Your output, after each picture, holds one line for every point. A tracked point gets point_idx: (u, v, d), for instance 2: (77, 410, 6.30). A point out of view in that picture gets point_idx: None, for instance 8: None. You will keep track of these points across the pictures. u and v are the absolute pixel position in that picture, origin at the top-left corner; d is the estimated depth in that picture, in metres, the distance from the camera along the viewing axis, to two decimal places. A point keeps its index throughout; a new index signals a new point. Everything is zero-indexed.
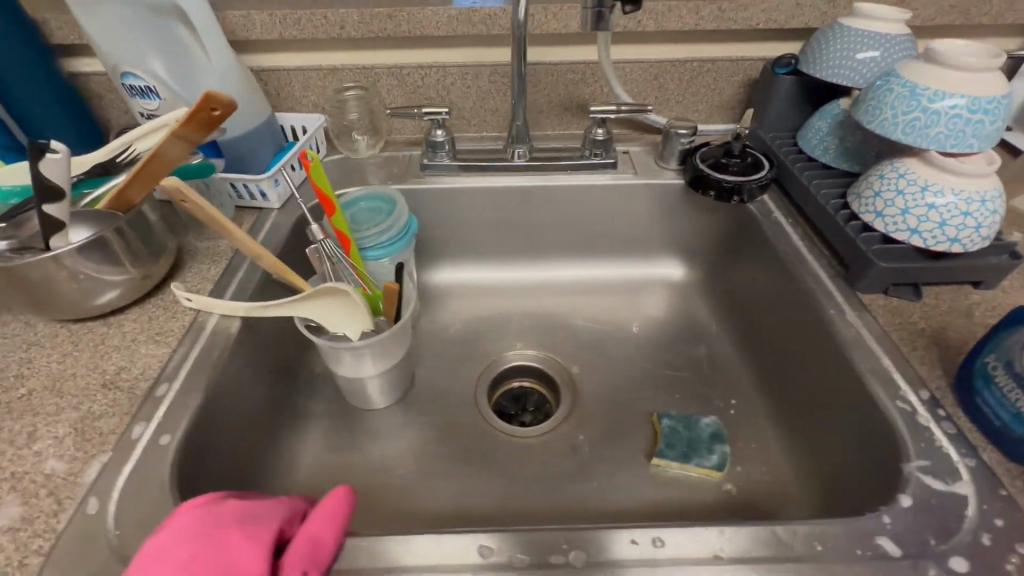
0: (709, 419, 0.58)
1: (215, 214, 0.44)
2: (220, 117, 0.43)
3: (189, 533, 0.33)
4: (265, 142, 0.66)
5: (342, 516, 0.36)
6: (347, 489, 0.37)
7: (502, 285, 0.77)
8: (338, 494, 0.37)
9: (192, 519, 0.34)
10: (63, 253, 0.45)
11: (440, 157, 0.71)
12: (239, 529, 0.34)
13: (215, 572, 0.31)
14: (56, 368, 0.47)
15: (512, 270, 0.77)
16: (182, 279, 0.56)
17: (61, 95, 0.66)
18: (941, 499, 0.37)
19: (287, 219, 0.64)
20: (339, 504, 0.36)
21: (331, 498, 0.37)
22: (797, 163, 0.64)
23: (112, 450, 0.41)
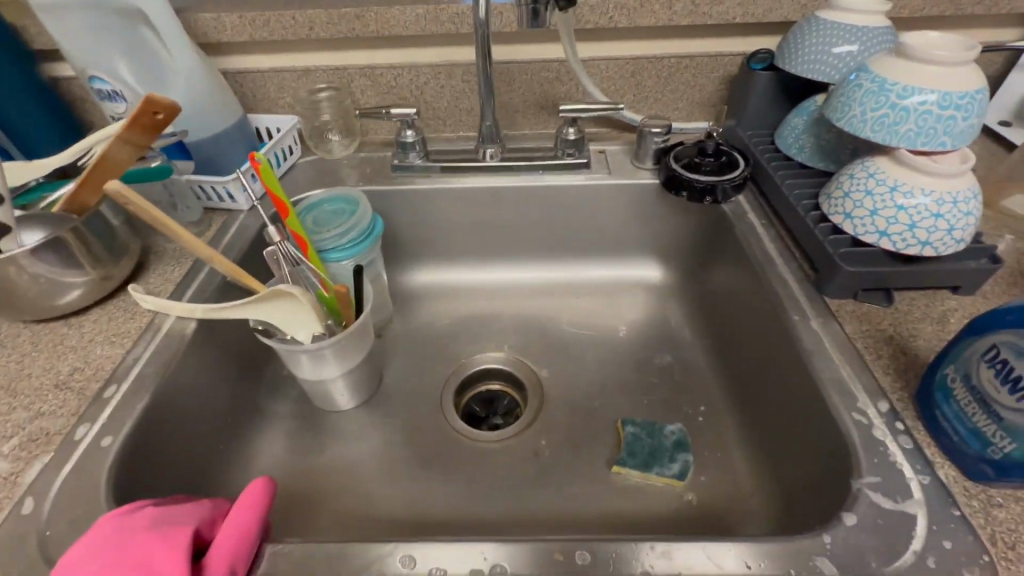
0: (674, 426, 0.56)
1: (160, 217, 0.44)
2: (164, 120, 0.44)
3: (108, 543, 0.33)
4: (235, 143, 0.66)
5: (264, 502, 0.38)
6: (266, 480, 0.40)
7: (477, 286, 0.76)
8: (258, 485, 0.39)
9: (111, 531, 0.34)
10: (18, 254, 0.45)
11: (412, 158, 0.70)
12: (160, 536, 0.34)
13: None
14: (15, 368, 0.48)
15: (487, 272, 0.76)
16: (145, 280, 0.56)
17: (42, 100, 0.68)
18: (888, 518, 0.35)
19: (255, 221, 0.64)
20: (260, 492, 0.39)
21: (252, 489, 0.39)
22: (773, 163, 0.62)
23: (55, 450, 0.41)
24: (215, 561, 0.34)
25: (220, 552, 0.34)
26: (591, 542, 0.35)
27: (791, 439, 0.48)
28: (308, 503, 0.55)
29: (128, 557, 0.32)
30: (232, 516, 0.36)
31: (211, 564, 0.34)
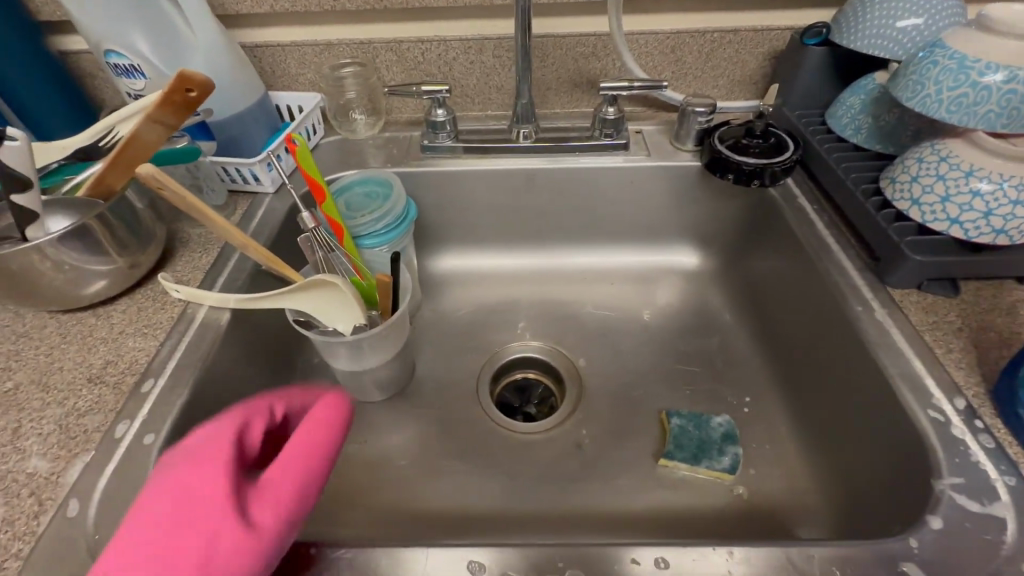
0: (721, 418, 0.55)
1: (196, 203, 0.42)
2: (197, 98, 0.41)
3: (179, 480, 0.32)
4: (258, 123, 0.63)
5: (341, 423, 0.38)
6: (334, 395, 0.40)
7: (507, 271, 0.74)
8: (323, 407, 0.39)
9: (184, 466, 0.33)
10: (44, 243, 0.43)
11: (442, 138, 0.67)
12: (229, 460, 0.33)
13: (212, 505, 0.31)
14: (44, 361, 0.46)
15: (517, 257, 0.74)
16: (172, 268, 0.54)
17: (53, 78, 0.64)
18: (976, 522, 0.34)
19: (282, 204, 0.61)
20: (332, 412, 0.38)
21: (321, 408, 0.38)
22: (825, 144, 0.59)
23: (95, 449, 0.40)
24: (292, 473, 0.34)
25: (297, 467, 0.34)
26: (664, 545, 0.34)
27: (854, 433, 0.46)
28: (348, 496, 0.54)
29: (200, 477, 0.32)
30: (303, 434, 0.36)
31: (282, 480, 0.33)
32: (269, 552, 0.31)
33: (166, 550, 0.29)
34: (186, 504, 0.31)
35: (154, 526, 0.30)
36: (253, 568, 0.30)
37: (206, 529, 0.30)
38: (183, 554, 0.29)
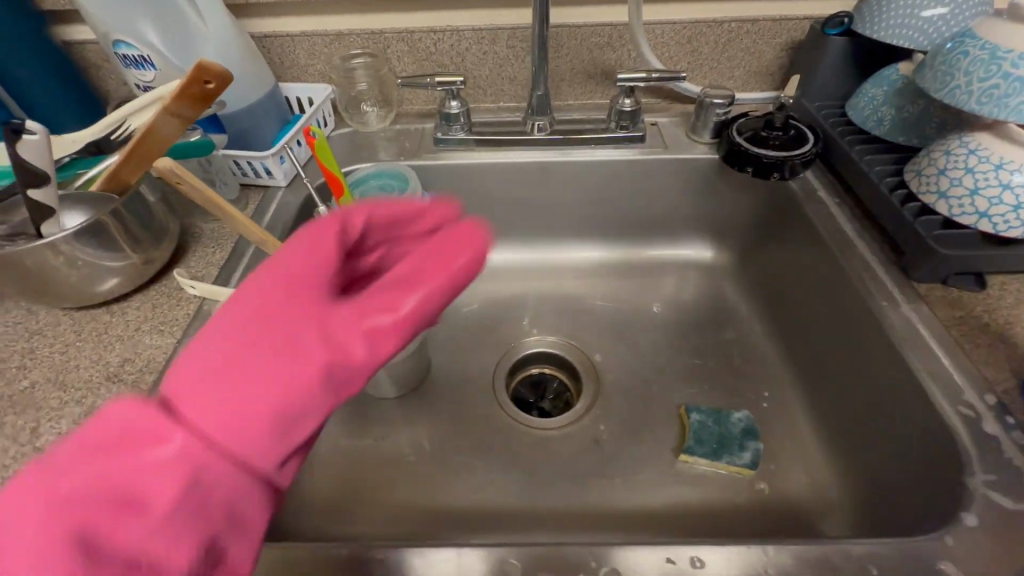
0: (741, 414, 0.55)
1: (212, 197, 0.42)
2: (214, 91, 0.40)
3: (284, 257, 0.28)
4: (269, 116, 0.61)
5: (460, 269, 0.28)
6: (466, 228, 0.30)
7: (520, 266, 0.73)
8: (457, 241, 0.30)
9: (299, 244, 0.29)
10: (58, 239, 0.42)
11: (455, 130, 0.66)
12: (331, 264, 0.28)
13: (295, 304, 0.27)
14: (60, 360, 0.45)
15: (531, 251, 0.73)
16: (186, 264, 0.53)
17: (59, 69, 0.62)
18: (1013, 519, 0.33)
19: (295, 198, 0.60)
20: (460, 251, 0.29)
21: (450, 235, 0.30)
22: (846, 137, 0.58)
23: None
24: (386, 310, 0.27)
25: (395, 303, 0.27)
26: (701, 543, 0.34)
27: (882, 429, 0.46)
28: (367, 493, 0.53)
29: (291, 284, 0.28)
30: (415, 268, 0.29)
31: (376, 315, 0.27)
32: (322, 397, 0.27)
33: (232, 352, 0.26)
34: (267, 307, 0.27)
35: (231, 318, 0.27)
36: (307, 402, 0.26)
37: (271, 348, 0.26)
38: (247, 348, 0.26)
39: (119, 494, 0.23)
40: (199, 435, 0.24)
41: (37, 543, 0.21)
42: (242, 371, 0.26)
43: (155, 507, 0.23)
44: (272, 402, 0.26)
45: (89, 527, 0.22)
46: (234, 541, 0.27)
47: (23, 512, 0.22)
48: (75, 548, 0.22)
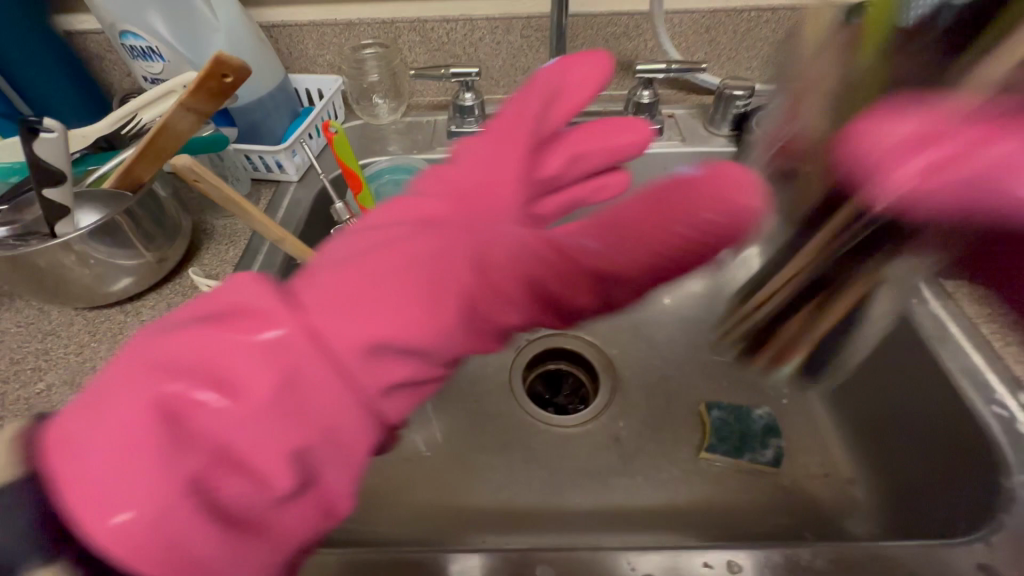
0: (763, 410, 0.54)
1: (231, 195, 0.41)
2: (232, 84, 0.40)
3: None
4: (280, 109, 0.60)
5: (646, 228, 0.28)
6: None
7: None
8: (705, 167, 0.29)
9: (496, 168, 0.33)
10: (73, 238, 0.41)
11: (469, 123, 0.65)
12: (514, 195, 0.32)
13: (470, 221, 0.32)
14: (75, 361, 0.44)
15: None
16: (200, 262, 0.52)
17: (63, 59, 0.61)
18: None
19: (307, 192, 0.58)
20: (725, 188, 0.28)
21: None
22: None
23: None
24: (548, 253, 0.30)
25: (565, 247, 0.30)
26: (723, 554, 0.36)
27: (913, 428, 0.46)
28: (388, 492, 0.53)
29: (858, 182, 0.26)
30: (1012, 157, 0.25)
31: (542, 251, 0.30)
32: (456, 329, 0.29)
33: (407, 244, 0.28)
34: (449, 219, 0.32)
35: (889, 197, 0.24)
36: (444, 320, 0.28)
37: (440, 255, 0.29)
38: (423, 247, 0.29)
39: (216, 377, 0.22)
40: (307, 329, 0.24)
41: (137, 412, 0.21)
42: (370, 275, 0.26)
43: (248, 391, 0.22)
44: (403, 328, 0.26)
45: (180, 406, 0.21)
46: (323, 472, 0.24)
47: (132, 379, 0.21)
48: (162, 424, 0.21)
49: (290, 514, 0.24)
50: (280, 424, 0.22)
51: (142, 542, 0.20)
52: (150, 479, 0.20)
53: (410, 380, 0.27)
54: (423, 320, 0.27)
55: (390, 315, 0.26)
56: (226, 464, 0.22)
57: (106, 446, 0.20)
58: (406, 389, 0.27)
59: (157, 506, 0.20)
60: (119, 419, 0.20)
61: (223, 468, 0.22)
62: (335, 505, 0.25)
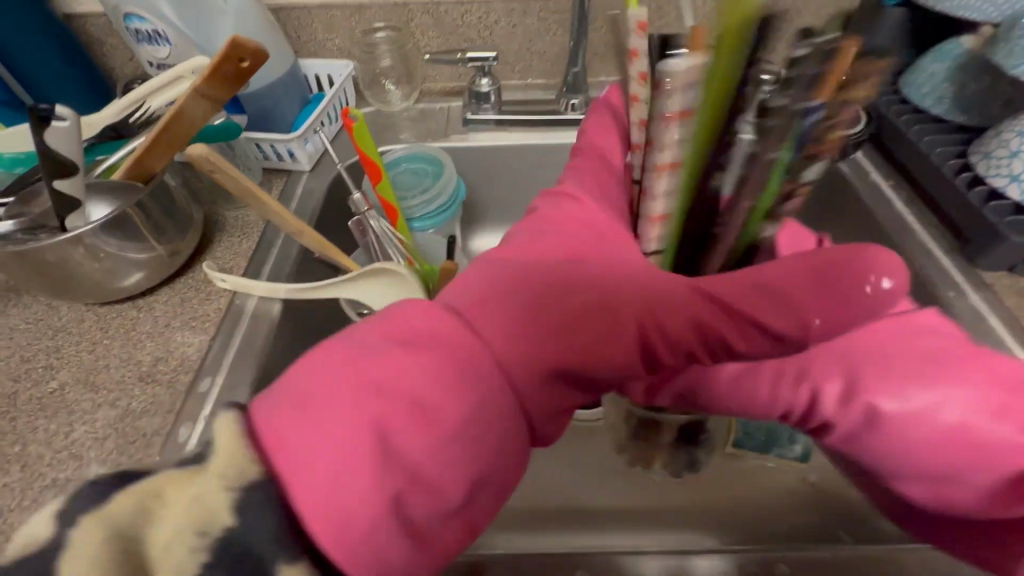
0: None
1: (249, 186, 0.40)
2: (249, 69, 0.39)
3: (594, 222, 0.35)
4: (290, 95, 0.58)
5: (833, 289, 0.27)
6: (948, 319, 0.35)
7: None
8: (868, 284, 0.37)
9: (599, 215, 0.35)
10: (84, 232, 0.39)
11: (485, 110, 0.63)
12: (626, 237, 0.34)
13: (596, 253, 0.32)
14: (88, 359, 0.43)
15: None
16: (212, 255, 0.50)
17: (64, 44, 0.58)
18: None
19: (320, 183, 0.56)
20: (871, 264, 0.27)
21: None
22: (903, 116, 0.55)
23: (159, 454, 0.37)
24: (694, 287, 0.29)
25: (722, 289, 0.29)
26: (720, 555, 0.37)
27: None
28: None
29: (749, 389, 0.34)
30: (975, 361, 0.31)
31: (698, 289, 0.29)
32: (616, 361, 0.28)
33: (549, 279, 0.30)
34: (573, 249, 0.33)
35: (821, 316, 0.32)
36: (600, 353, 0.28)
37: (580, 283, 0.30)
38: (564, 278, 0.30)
39: (412, 399, 0.23)
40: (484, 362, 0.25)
41: (355, 421, 0.21)
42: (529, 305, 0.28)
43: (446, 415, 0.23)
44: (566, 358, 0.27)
45: (388, 422, 0.22)
46: (481, 490, 0.25)
47: (340, 390, 0.22)
48: (375, 437, 0.21)
49: (454, 529, 0.24)
50: (469, 442, 0.23)
51: (360, 544, 0.20)
52: (366, 486, 0.20)
53: (555, 413, 0.29)
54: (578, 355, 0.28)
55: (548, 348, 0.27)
56: (421, 476, 0.22)
57: (331, 451, 0.20)
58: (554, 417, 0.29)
59: (370, 513, 0.20)
60: (338, 426, 0.21)
61: (417, 479, 0.22)
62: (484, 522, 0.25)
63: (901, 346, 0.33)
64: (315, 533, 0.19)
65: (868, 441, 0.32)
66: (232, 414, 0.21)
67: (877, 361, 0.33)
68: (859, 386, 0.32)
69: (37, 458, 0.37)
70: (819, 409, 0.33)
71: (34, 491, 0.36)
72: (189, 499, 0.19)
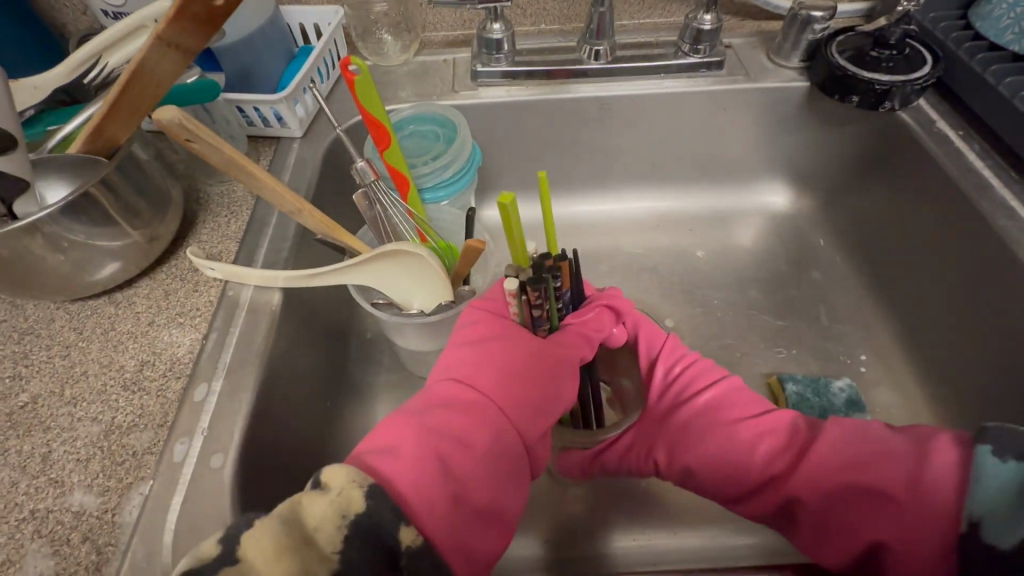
0: (844, 384, 0.48)
1: (234, 155, 0.33)
2: (224, 9, 0.32)
3: (496, 297, 0.41)
4: (274, 48, 0.50)
5: (652, 334, 0.45)
6: (735, 377, 0.43)
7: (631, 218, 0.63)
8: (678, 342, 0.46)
9: (498, 291, 0.42)
10: (40, 219, 0.33)
11: (497, 60, 0.55)
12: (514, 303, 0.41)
13: (506, 319, 0.39)
14: (62, 366, 0.37)
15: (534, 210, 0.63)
16: (197, 238, 0.44)
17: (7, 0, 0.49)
18: None
19: (313, 151, 0.49)
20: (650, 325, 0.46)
21: (819, 430, 0.37)
22: (977, 55, 0.48)
23: (153, 477, 0.32)
24: (578, 338, 0.38)
25: (586, 348, 0.39)
26: None
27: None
28: None
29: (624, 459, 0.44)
30: (736, 406, 0.41)
31: (583, 350, 0.38)
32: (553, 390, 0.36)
33: (486, 347, 0.37)
34: (491, 318, 0.39)
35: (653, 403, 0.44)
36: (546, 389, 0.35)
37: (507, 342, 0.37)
38: (509, 349, 0.36)
39: (451, 439, 0.31)
40: (472, 408, 0.33)
41: (419, 448, 0.29)
42: (520, 350, 0.36)
43: (472, 442, 0.31)
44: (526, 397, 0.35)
45: (443, 455, 0.29)
46: (506, 499, 0.31)
47: (401, 449, 0.28)
48: (439, 465, 0.29)
49: (494, 536, 0.30)
50: (487, 463, 0.31)
51: (447, 539, 0.27)
52: (436, 486, 0.27)
53: (544, 438, 0.35)
54: (531, 392, 0.35)
55: (516, 391, 0.35)
56: (466, 483, 0.29)
57: (410, 467, 0.28)
58: (540, 442, 0.35)
59: (438, 511, 0.27)
60: (415, 450, 0.29)
61: (465, 487, 0.29)
62: (511, 530, 0.31)
63: (689, 412, 0.42)
64: (412, 516, 0.26)
65: (695, 484, 0.41)
66: (333, 465, 0.25)
67: (689, 438, 0.41)
68: (676, 454, 0.41)
69: (11, 486, 0.32)
70: (662, 472, 0.43)
71: (11, 526, 0.31)
72: (331, 498, 0.24)
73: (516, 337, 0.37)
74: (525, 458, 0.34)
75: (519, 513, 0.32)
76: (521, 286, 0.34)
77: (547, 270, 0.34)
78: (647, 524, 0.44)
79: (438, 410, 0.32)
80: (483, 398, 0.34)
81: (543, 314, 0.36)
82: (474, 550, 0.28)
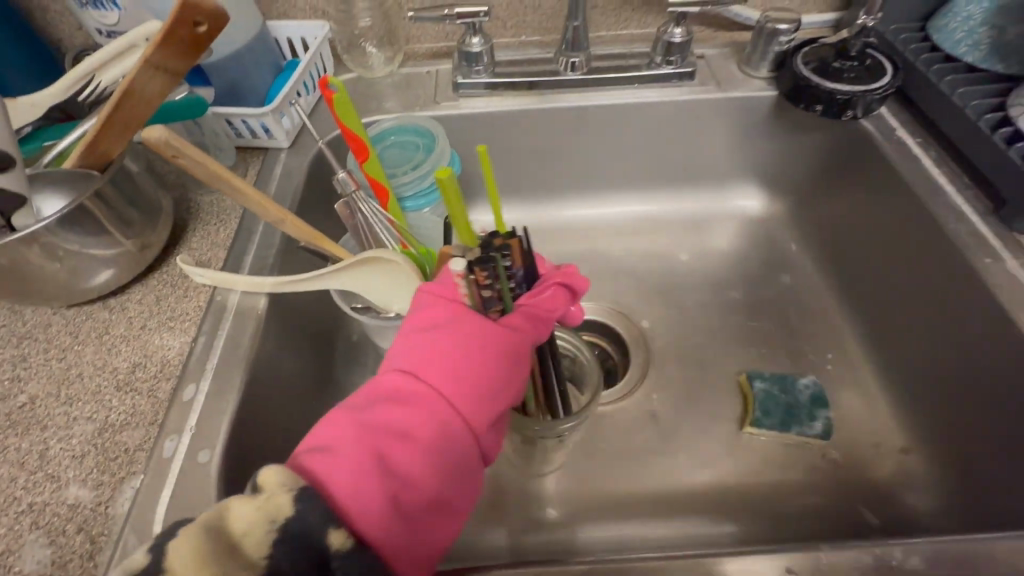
0: (809, 380, 0.51)
1: (216, 168, 0.35)
2: (208, 34, 0.34)
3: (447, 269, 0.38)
4: (261, 63, 0.52)
5: None
6: None
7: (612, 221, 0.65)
8: None
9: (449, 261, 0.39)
10: (38, 231, 0.35)
11: (476, 72, 0.58)
12: None
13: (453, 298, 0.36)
14: (58, 368, 0.39)
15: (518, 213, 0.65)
16: (188, 247, 0.46)
17: (6, 20, 0.51)
18: None
19: (300, 161, 0.51)
20: None
21: None
22: (934, 65, 0.51)
23: (144, 471, 0.34)
24: (526, 323, 0.36)
25: (537, 332, 0.36)
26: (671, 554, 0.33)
27: (994, 396, 0.42)
28: None
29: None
30: None
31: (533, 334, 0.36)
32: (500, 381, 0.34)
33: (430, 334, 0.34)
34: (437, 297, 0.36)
35: None
36: (493, 380, 0.34)
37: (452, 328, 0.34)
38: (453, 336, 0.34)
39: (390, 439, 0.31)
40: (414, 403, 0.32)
41: (357, 452, 0.30)
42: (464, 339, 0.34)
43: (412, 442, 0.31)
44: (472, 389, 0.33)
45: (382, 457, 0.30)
46: (452, 491, 0.32)
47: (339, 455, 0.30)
48: (377, 467, 0.30)
49: (443, 523, 0.32)
50: (429, 460, 0.31)
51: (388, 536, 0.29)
52: (373, 490, 0.29)
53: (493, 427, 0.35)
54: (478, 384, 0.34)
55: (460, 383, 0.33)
56: (406, 482, 0.30)
57: (348, 471, 0.29)
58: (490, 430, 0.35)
59: (374, 514, 0.28)
60: (350, 452, 0.30)
61: (405, 485, 0.30)
62: (463, 514, 0.33)
63: None
64: (348, 519, 0.28)
65: None
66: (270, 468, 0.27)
67: None
68: None
69: (10, 481, 0.34)
70: None
71: (10, 518, 0.33)
72: (259, 504, 0.26)
73: (465, 321, 0.35)
74: (475, 447, 0.34)
75: (471, 498, 0.34)
76: (468, 265, 0.33)
77: (495, 248, 0.34)
78: (617, 516, 0.46)
79: (381, 407, 0.32)
80: (425, 390, 0.33)
81: (495, 293, 0.34)
82: (421, 540, 0.30)
